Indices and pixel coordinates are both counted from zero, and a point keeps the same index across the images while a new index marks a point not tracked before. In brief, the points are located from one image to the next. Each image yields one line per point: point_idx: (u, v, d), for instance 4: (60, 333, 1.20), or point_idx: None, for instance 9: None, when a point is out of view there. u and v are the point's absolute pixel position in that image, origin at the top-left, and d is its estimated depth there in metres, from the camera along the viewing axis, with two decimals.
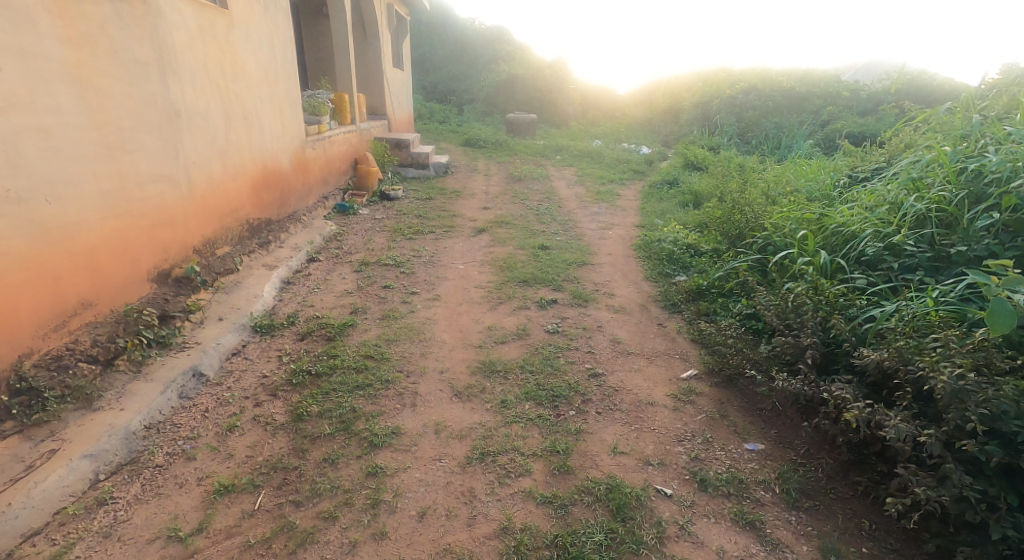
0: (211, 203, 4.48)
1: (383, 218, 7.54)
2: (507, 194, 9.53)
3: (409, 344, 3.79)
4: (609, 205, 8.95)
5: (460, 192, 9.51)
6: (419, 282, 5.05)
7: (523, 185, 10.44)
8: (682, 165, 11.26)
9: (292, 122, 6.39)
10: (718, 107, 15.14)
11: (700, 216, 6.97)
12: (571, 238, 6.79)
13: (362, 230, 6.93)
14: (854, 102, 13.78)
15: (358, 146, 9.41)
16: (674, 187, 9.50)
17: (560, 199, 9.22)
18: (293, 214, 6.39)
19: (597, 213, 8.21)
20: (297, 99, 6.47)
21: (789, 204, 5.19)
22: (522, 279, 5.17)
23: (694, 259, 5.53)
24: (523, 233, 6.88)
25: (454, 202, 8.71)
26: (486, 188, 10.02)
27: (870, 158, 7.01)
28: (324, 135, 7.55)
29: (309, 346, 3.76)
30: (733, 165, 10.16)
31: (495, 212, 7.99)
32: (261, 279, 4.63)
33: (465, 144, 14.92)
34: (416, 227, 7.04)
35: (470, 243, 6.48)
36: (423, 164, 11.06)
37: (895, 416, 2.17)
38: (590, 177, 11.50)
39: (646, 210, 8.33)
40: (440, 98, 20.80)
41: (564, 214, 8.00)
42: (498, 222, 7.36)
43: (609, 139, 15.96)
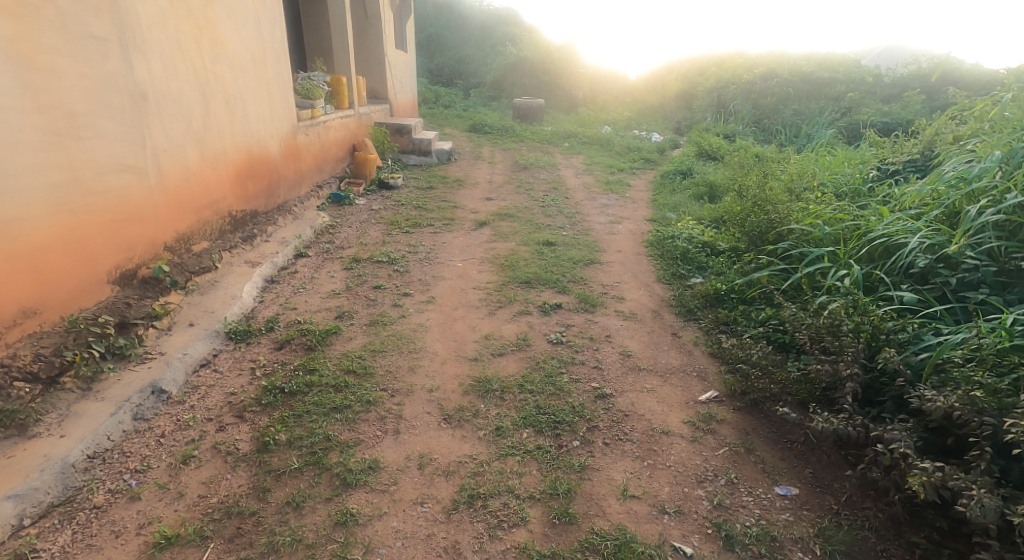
0: (186, 196, 4.12)
1: (380, 209, 7.17)
2: (512, 183, 9.12)
3: (397, 356, 3.43)
4: (619, 196, 8.51)
5: (463, 181, 9.11)
6: (413, 282, 4.69)
7: (529, 173, 10.02)
8: (695, 154, 10.78)
9: (282, 107, 6.00)
10: (733, 94, 14.56)
11: (716, 212, 6.54)
12: (578, 233, 6.39)
13: (357, 222, 6.56)
14: (876, 89, 13.18)
15: (356, 131, 8.99)
16: (687, 178, 9.05)
17: (567, 189, 8.79)
18: (283, 205, 6.03)
19: (606, 206, 7.79)
20: (287, 82, 6.07)
21: (816, 202, 4.78)
22: (525, 280, 4.79)
23: (709, 259, 5.13)
24: (528, 227, 6.48)
25: (456, 192, 8.31)
26: (490, 177, 9.61)
27: (902, 151, 6.55)
28: (319, 120, 7.15)
29: (287, 356, 3.41)
30: (749, 154, 9.67)
31: (499, 203, 7.60)
32: (242, 278, 4.28)
33: (470, 130, 14.45)
34: (415, 219, 6.67)
35: (471, 237, 6.10)
36: (426, 151, 10.65)
37: (973, 482, 1.81)
38: (600, 166, 11.06)
39: (658, 202, 7.89)
40: (446, 81, 20.20)
41: (572, 207, 7.59)
42: (501, 214, 6.96)
43: (619, 126, 15.43)
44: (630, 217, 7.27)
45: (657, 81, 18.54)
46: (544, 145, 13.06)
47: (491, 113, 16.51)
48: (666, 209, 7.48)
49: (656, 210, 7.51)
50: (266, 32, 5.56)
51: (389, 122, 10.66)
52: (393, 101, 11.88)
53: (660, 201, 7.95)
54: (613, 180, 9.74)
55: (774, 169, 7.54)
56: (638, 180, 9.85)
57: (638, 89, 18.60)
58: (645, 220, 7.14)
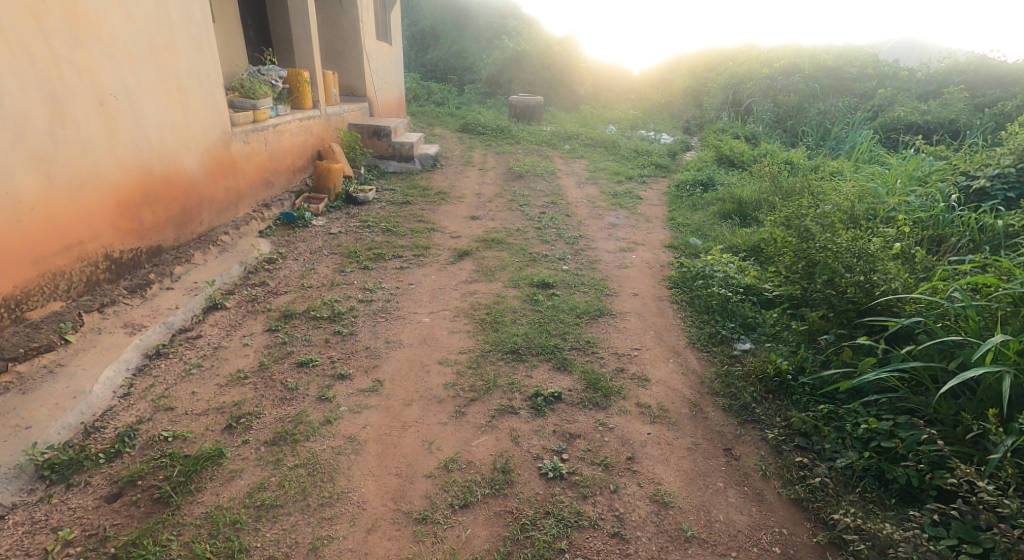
0: (10, 238, 2.89)
1: (341, 233, 5.92)
2: (503, 196, 7.83)
3: (299, 515, 2.19)
4: (629, 213, 7.21)
5: (446, 194, 7.83)
6: (357, 354, 3.44)
7: (524, 183, 8.71)
8: (714, 159, 9.50)
9: (206, 109, 4.70)
10: (752, 91, 13.19)
11: (753, 242, 5.29)
12: (583, 268, 5.11)
13: (308, 251, 5.30)
14: (911, 85, 11.86)
15: (321, 134, 7.67)
16: (709, 191, 7.74)
17: (568, 204, 7.49)
18: (208, 234, 4.75)
19: (615, 227, 6.50)
20: (214, 76, 4.78)
21: (905, 244, 3.56)
22: (512, 350, 3.53)
23: (759, 314, 3.88)
24: (521, 260, 5.20)
25: (436, 208, 7.04)
26: (478, 188, 8.32)
27: (981, 160, 5.35)
28: (263, 124, 5.80)
29: (117, 517, 2.15)
30: (778, 162, 8.36)
31: (486, 224, 6.32)
32: (102, 357, 3.00)
33: (462, 131, 13.13)
34: (380, 248, 5.40)
35: (447, 275, 4.82)
36: (408, 157, 9.37)
37: None
38: (605, 173, 9.78)
39: (677, 223, 6.62)
40: (440, 78, 18.91)
41: (573, 229, 6.30)
42: (488, 242, 5.68)
43: (625, 126, 14.15)
44: (646, 243, 5.99)
45: (665, 76, 17.14)
46: (542, 148, 11.75)
47: (485, 111, 15.17)
48: (689, 232, 6.19)
49: (676, 234, 6.23)
50: (176, 12, 4.25)
51: (366, 123, 9.36)
52: (373, 99, 10.57)
53: (679, 221, 6.66)
54: (621, 191, 8.43)
55: (817, 187, 6.28)
56: (651, 192, 8.54)
57: (644, 84, 17.20)
58: (665, 247, 5.86)
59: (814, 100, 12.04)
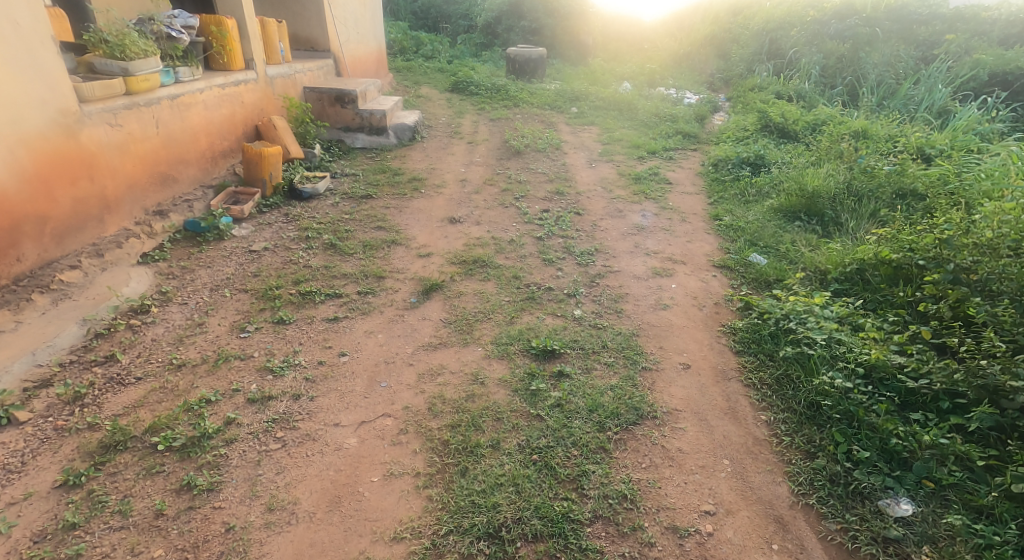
0: None
1: (265, 251, 4.29)
2: (495, 182, 6.13)
3: None
4: (658, 208, 5.53)
5: (422, 181, 6.13)
6: (206, 550, 1.90)
7: (521, 162, 6.97)
8: (758, 125, 7.69)
9: (16, 79, 3.07)
10: (795, 40, 11.13)
11: (850, 268, 3.67)
12: (603, 315, 3.51)
13: (207, 288, 3.68)
14: (989, 27, 9.78)
15: (255, 103, 5.90)
16: (760, 174, 6.01)
17: (578, 195, 5.79)
18: (40, 277, 3.17)
19: (642, 234, 4.86)
20: (33, 26, 3.13)
21: None
22: (490, 531, 2.01)
23: (912, 432, 2.29)
24: (513, 303, 3.60)
25: (405, 205, 5.36)
26: (464, 171, 6.59)
27: None
28: (147, 96, 4.11)
29: None
30: (846, 131, 6.58)
31: (468, 234, 4.68)
32: None
33: (452, 91, 11.21)
34: (312, 280, 3.79)
35: (401, 334, 3.23)
36: (379, 129, 7.60)
37: None
38: (622, 145, 8.01)
39: (726, 228, 4.95)
40: (431, 27, 16.69)
41: (587, 239, 4.66)
42: (468, 267, 4.07)
43: (641, 81, 12.17)
44: (689, 262, 4.35)
45: (685, 22, 14.93)
46: (545, 112, 9.89)
47: (480, 66, 13.16)
48: (745, 245, 4.54)
49: (727, 247, 4.58)
50: None
51: (326, 86, 7.53)
52: (339, 54, 8.67)
53: (729, 225, 4.98)
54: (645, 172, 6.70)
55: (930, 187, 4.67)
56: (682, 173, 6.80)
57: (661, 32, 15.01)
58: (715, 270, 4.22)
59: (872, 49, 10.01)
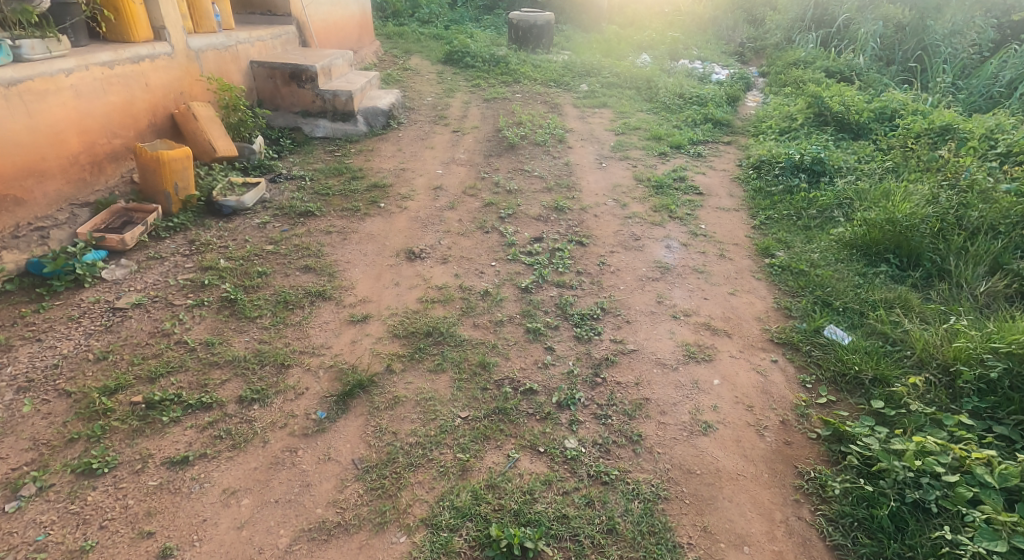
0: None
1: (135, 308, 3.03)
2: (477, 191, 4.80)
3: None
4: (687, 234, 4.20)
5: (384, 190, 4.80)
6: None
7: (514, 160, 5.61)
8: (807, 110, 6.25)
9: None
10: (847, 4, 9.44)
11: (995, 373, 2.36)
12: (611, 454, 2.25)
13: (13, 384, 2.44)
14: None
15: (168, 84, 4.54)
16: (821, 187, 4.62)
17: (581, 213, 4.47)
18: None
19: (667, 283, 3.56)
20: None
21: None
22: None
23: None
24: (472, 425, 2.35)
25: (353, 229, 4.06)
26: (441, 173, 5.25)
27: None
28: None
29: None
30: (930, 123, 5.11)
31: (427, 282, 3.41)
32: None
33: (445, 62, 9.71)
34: (177, 373, 2.54)
35: (282, 499, 1.99)
36: (345, 114, 6.24)
37: None
38: (639, 136, 6.61)
39: (784, 274, 3.61)
40: None
41: (592, 294, 3.37)
42: (417, 347, 2.81)
43: (662, 52, 10.58)
44: (737, 336, 3.05)
45: None
46: (549, 90, 8.42)
47: (479, 32, 11.59)
48: (816, 306, 3.21)
49: (788, 306, 3.26)
50: None
51: (279, 60, 6.13)
52: (303, 19, 7.21)
53: (789, 269, 3.64)
54: (669, 176, 5.33)
55: None
56: (716, 177, 5.42)
57: None
58: (775, 351, 2.91)
59: (941, 16, 8.35)
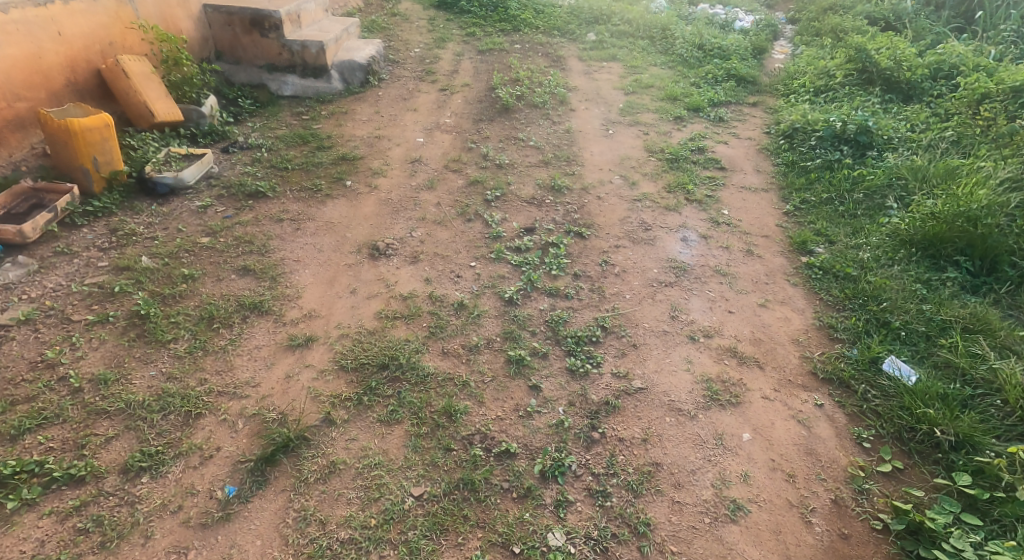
0: None
1: (22, 327, 2.44)
2: (461, 166, 4.11)
3: None
4: (707, 223, 3.55)
5: (353, 164, 4.11)
6: None
7: (507, 126, 4.88)
8: (849, 64, 5.41)
9: None
10: None
11: None
12: (607, 556, 1.70)
13: None
14: None
15: (89, 31, 3.79)
16: (869, 163, 3.90)
17: (582, 196, 3.81)
18: None
19: (683, 291, 2.93)
20: None
21: None
22: None
23: None
24: (427, 510, 1.79)
25: (309, 215, 3.41)
26: (421, 142, 4.54)
27: None
28: None
29: None
30: (1001, 82, 4.32)
31: (391, 290, 2.79)
32: None
33: (437, 6, 8.72)
34: (51, 428, 1.97)
35: None
36: (316, 69, 5.47)
37: None
38: (653, 95, 5.82)
39: (829, 279, 2.96)
40: None
41: (591, 307, 2.76)
42: (368, 385, 2.22)
43: None
44: (772, 367, 2.45)
45: None
46: (552, 40, 7.51)
47: None
48: (871, 325, 2.58)
49: (835, 324, 2.63)
50: None
51: (237, 3, 5.29)
52: None
53: (834, 272, 2.99)
54: (686, 147, 4.61)
55: None
56: (740, 148, 4.69)
57: None
58: (821, 390, 2.31)
59: None
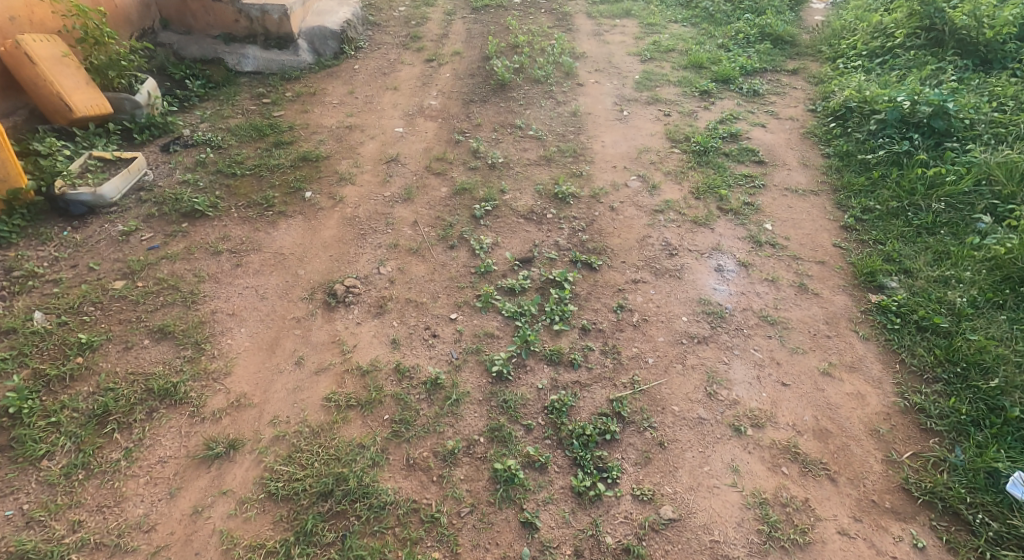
0: None
1: None
2: (446, 167, 3.42)
3: None
4: (747, 245, 2.88)
5: (317, 166, 3.42)
6: None
7: (502, 108, 4.13)
8: (913, 20, 4.56)
9: None
10: None
11: None
12: None
13: None
14: None
15: None
16: (950, 158, 3.15)
17: (592, 207, 3.13)
18: None
19: (721, 349, 2.30)
20: None
21: None
22: None
23: None
24: None
25: (256, 242, 2.77)
26: (400, 133, 3.82)
27: None
28: None
29: None
30: None
31: (347, 358, 2.18)
32: None
33: None
34: None
35: None
36: (281, 39, 4.71)
37: None
38: (675, 61, 4.99)
39: (912, 333, 2.30)
40: None
41: (604, 380, 2.14)
42: (301, 527, 1.63)
43: None
44: (845, 480, 1.84)
45: None
46: None
47: None
48: (978, 413, 1.96)
49: (927, 407, 2.00)
50: None
51: None
52: None
53: (917, 323, 2.33)
54: (717, 133, 3.84)
55: None
56: (781, 133, 3.91)
57: None
58: (917, 522, 1.72)
59: None
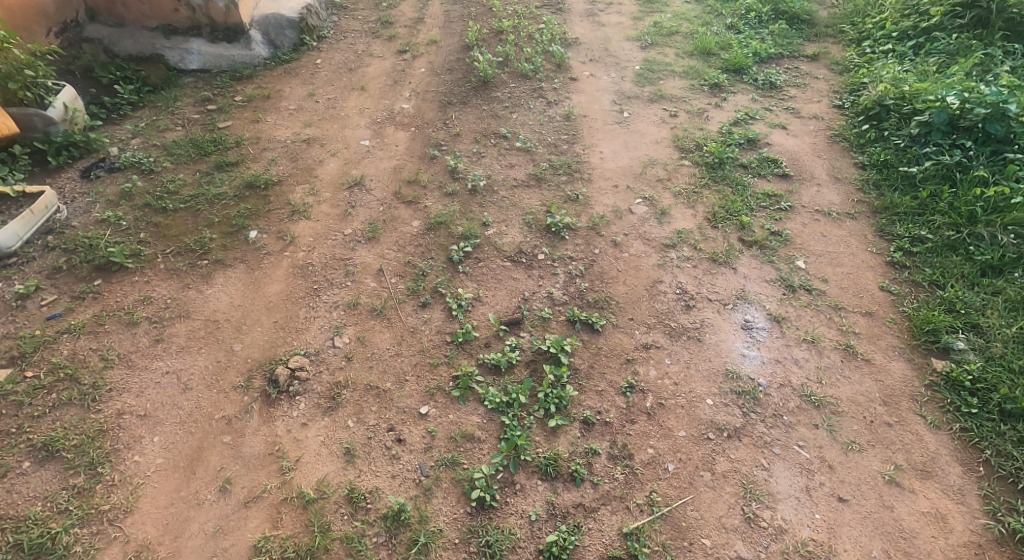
0: None
1: None
2: (419, 192, 2.89)
3: None
4: (779, 291, 2.40)
5: (265, 194, 2.89)
6: None
7: (485, 112, 3.57)
8: None
9: None
10: None
11: None
12: None
13: None
14: None
15: None
16: (1014, 173, 2.68)
17: (592, 242, 2.62)
18: None
19: (759, 446, 1.84)
20: None
21: None
22: None
23: None
24: None
25: (183, 306, 2.27)
26: (366, 147, 3.27)
27: None
28: None
29: None
30: None
31: (287, 479, 1.71)
32: None
33: None
34: None
35: None
36: (229, 31, 4.09)
37: None
38: (680, 47, 4.41)
39: (995, 420, 1.88)
40: None
41: (615, 503, 1.69)
42: None
43: None
44: None
45: None
46: None
47: None
48: None
49: None
50: None
51: None
52: None
53: (1000, 406, 1.90)
54: (733, 139, 3.30)
55: None
56: (806, 136, 3.38)
57: None
58: None
59: None
